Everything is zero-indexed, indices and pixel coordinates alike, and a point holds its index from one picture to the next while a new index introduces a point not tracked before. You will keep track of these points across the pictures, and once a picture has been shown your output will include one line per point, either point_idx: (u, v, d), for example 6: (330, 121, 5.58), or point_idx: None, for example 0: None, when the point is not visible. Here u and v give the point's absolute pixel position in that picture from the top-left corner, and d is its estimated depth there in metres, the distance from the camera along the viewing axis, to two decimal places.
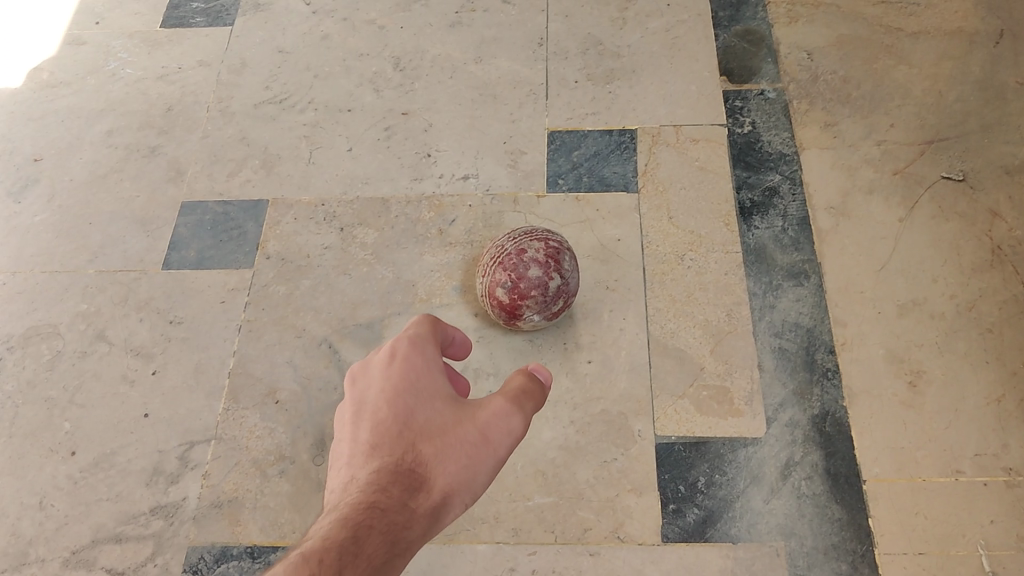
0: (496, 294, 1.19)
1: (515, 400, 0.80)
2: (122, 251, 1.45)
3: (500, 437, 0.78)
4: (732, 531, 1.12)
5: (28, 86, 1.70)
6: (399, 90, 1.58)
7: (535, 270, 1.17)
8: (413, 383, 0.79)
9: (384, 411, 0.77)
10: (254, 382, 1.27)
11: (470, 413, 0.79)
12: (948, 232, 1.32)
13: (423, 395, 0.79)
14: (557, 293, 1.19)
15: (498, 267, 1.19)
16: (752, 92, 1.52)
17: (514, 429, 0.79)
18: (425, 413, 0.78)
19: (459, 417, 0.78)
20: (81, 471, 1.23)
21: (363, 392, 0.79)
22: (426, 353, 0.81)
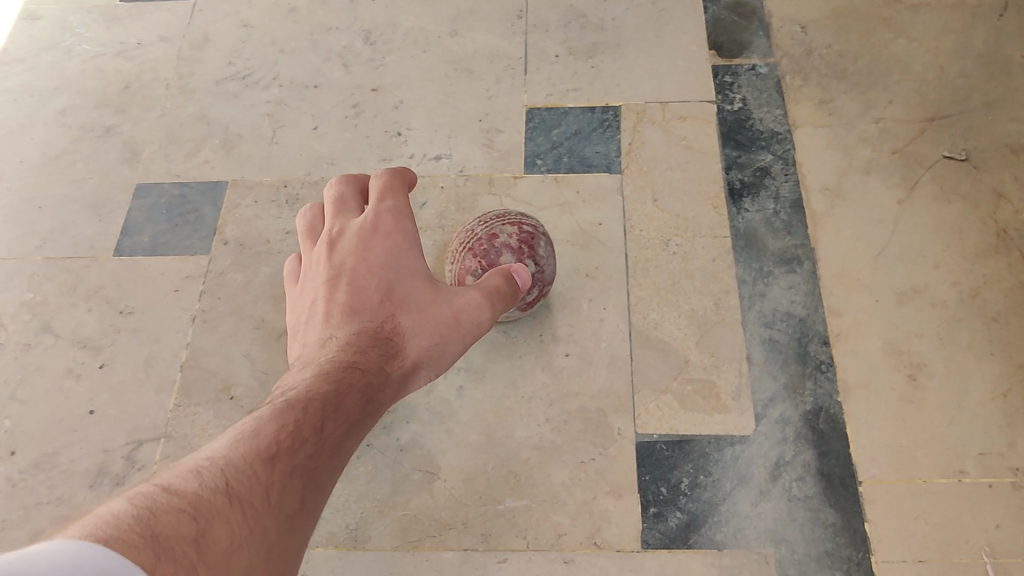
0: (464, 283, 1.09)
1: (490, 294, 0.99)
2: (72, 237, 1.36)
3: (471, 320, 0.96)
4: (717, 536, 1.04)
5: None
6: (368, 66, 1.49)
7: (507, 255, 1.08)
8: (394, 255, 0.96)
9: (365, 277, 0.95)
10: (207, 377, 1.19)
11: (447, 298, 0.96)
12: (950, 215, 1.23)
13: (405, 271, 0.96)
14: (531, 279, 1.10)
15: (467, 253, 1.09)
16: (743, 67, 1.43)
17: (485, 314, 0.98)
18: (405, 287, 0.95)
19: (437, 298, 0.96)
20: (20, 472, 1.15)
21: (345, 253, 0.97)
22: (405, 226, 0.99)
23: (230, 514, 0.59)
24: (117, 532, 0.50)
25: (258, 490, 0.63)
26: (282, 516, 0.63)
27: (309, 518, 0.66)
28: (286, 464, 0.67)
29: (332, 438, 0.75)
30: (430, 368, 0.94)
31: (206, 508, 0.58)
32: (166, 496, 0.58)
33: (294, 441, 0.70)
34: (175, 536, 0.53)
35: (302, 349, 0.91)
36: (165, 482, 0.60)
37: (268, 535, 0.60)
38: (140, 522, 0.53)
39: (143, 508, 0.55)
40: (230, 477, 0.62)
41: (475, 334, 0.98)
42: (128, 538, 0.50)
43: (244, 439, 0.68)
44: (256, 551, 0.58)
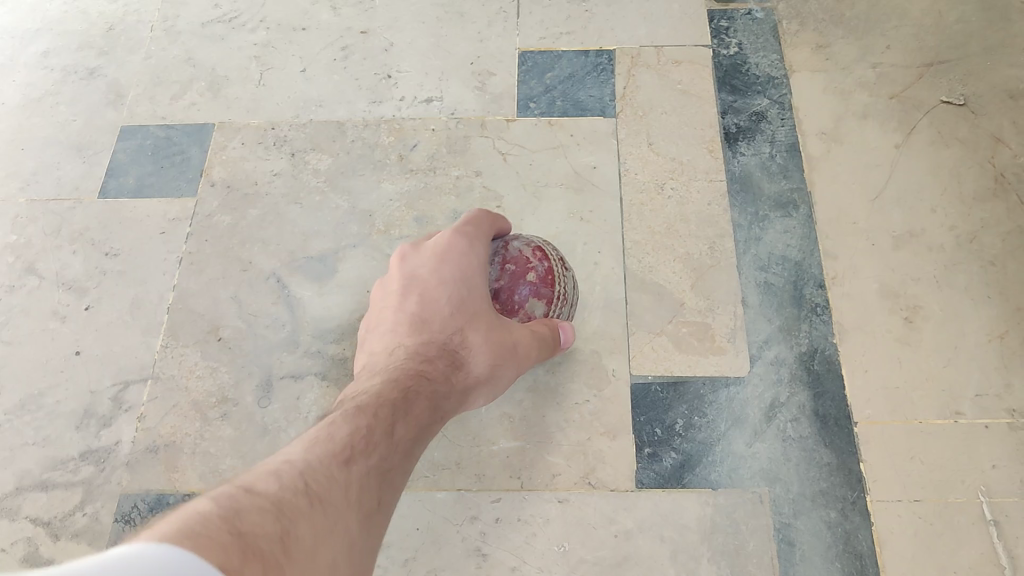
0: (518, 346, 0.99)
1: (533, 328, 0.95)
2: (56, 179, 1.33)
3: (529, 352, 0.92)
4: (711, 477, 1.04)
5: None
6: (358, 8, 1.46)
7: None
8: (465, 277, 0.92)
9: (436, 289, 0.89)
10: (195, 319, 1.17)
11: (509, 325, 0.92)
12: (947, 160, 1.22)
13: (476, 287, 0.90)
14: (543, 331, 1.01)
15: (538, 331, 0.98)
16: (739, 11, 1.41)
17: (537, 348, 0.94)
18: (475, 303, 0.89)
19: (502, 322, 0.91)
20: (5, 414, 1.13)
21: (418, 266, 0.91)
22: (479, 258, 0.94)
23: (315, 515, 0.54)
24: (205, 527, 0.45)
25: (340, 488, 0.59)
26: (364, 518, 0.59)
27: (385, 521, 0.62)
28: (362, 465, 0.63)
29: (405, 444, 0.71)
30: (480, 392, 0.90)
31: (292, 507, 0.52)
32: (247, 494, 0.52)
33: (369, 443, 0.66)
34: (265, 533, 0.48)
35: (364, 360, 0.88)
36: (245, 479, 0.55)
37: (349, 535, 0.56)
38: (227, 513, 0.49)
39: (229, 506, 0.49)
40: (312, 473, 0.57)
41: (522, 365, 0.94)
42: (217, 537, 0.45)
43: (319, 440, 0.63)
44: (340, 547, 0.54)
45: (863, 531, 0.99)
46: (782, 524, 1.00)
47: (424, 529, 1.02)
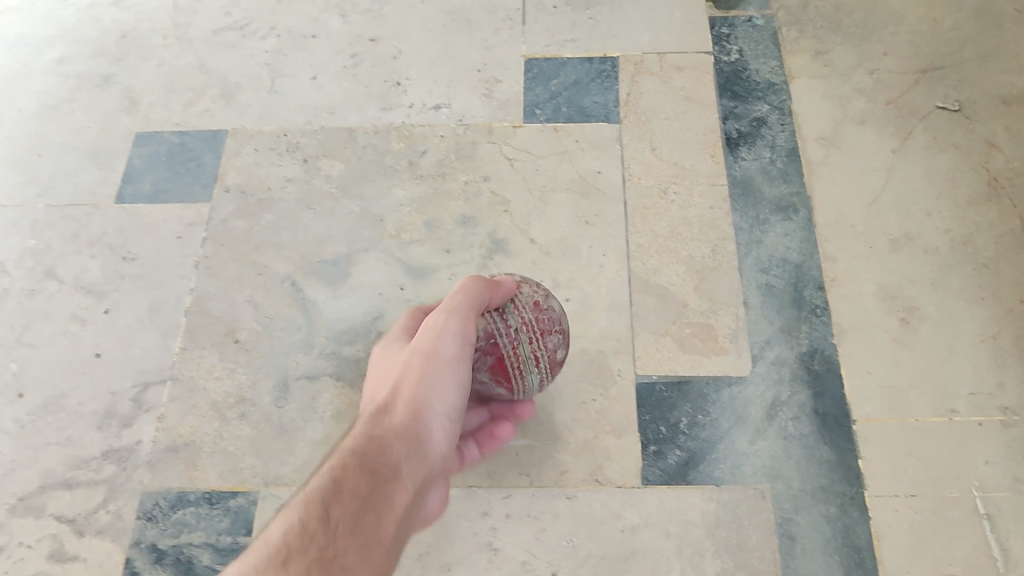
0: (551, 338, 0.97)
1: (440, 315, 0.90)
2: (73, 185, 1.36)
3: (442, 338, 0.87)
4: (715, 473, 1.07)
5: None
6: (367, 16, 1.50)
7: (508, 352, 0.91)
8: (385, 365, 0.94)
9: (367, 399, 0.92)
10: (213, 321, 1.20)
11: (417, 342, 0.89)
12: (943, 164, 1.26)
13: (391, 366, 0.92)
14: (516, 307, 0.92)
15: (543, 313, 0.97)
16: (740, 19, 1.44)
17: (455, 322, 0.88)
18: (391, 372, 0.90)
19: (410, 352, 0.89)
20: (28, 414, 1.16)
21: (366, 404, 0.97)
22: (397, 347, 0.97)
23: None
24: None
25: None
26: None
27: None
28: (298, 562, 0.66)
29: (343, 519, 0.71)
30: (439, 413, 0.86)
31: None
32: None
33: (304, 539, 0.69)
34: None
35: None
36: None
37: None
38: None
39: None
40: None
41: (460, 353, 0.88)
42: None
43: (252, 563, 0.68)
44: None
45: (861, 525, 1.03)
46: (783, 519, 1.04)
47: (437, 525, 1.06)
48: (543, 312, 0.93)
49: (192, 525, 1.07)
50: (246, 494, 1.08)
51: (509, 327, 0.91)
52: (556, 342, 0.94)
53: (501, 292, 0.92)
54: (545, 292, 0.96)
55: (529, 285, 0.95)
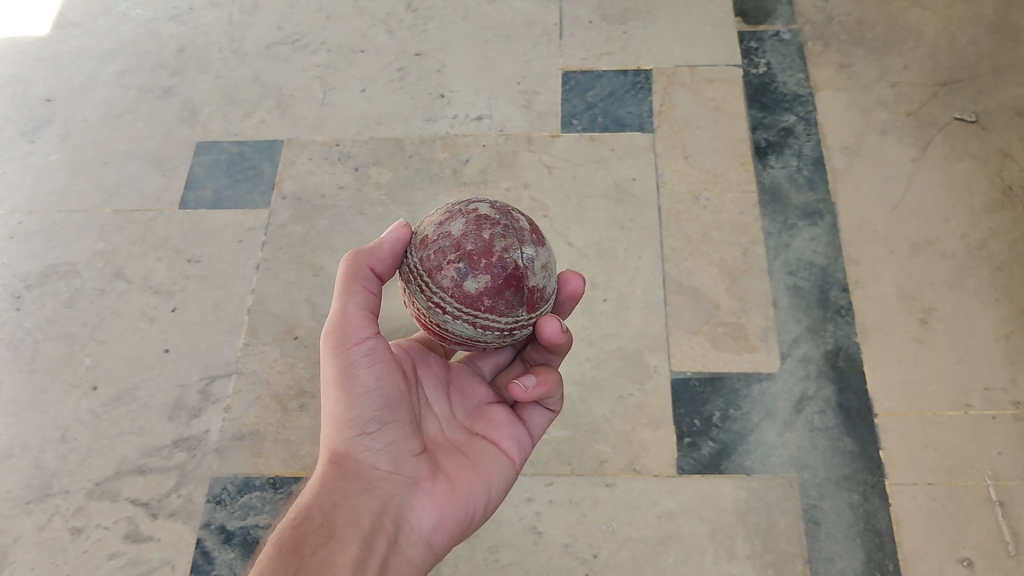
0: (471, 255, 0.77)
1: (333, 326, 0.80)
2: (138, 191, 1.45)
3: (335, 353, 0.77)
4: (745, 463, 1.14)
5: (47, 31, 1.68)
6: (411, 31, 1.58)
7: (420, 301, 0.81)
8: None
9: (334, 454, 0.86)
10: (273, 319, 1.29)
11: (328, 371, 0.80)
12: (960, 173, 1.32)
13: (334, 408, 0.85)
14: (411, 252, 0.81)
15: (463, 226, 0.79)
16: (767, 33, 1.51)
17: (332, 331, 0.77)
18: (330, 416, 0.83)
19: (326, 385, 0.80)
20: (102, 405, 1.25)
21: None
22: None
23: None
24: None
25: None
26: None
27: None
28: None
29: None
30: (361, 435, 0.77)
31: None
32: None
33: None
34: None
35: None
36: None
37: None
38: None
39: None
40: None
41: (351, 358, 0.77)
42: None
43: None
44: None
45: (882, 511, 1.10)
46: (809, 505, 1.11)
47: None
48: (433, 248, 0.78)
49: (259, 508, 1.15)
50: None
51: (413, 273, 0.81)
52: (452, 276, 0.77)
53: (384, 250, 0.80)
54: (448, 218, 0.80)
55: (437, 213, 0.82)
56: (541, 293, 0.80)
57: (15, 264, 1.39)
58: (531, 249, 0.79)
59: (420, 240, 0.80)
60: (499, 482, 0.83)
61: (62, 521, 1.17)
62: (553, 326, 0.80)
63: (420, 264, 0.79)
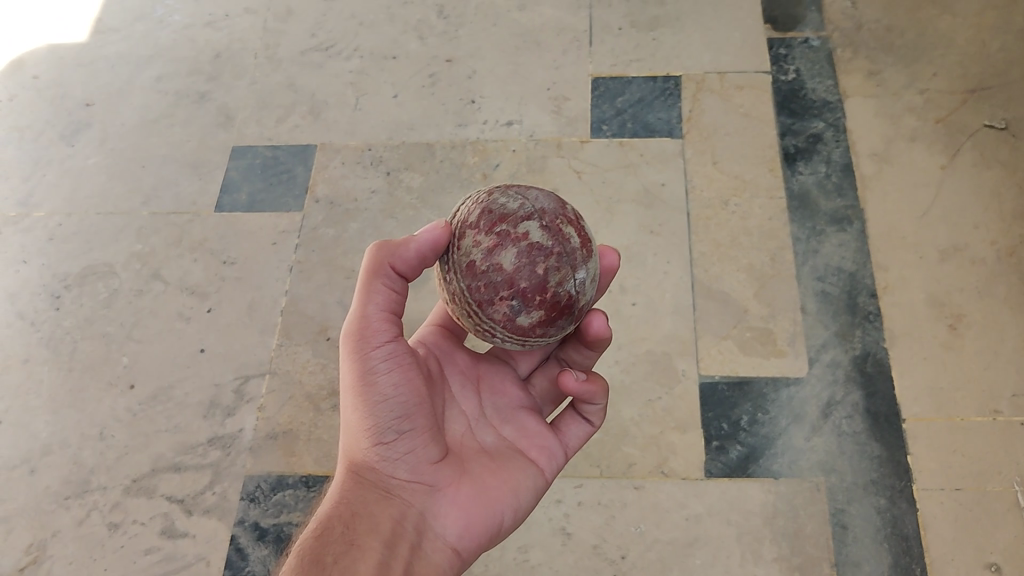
0: (527, 294, 0.75)
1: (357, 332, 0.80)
2: (175, 194, 1.48)
3: (353, 360, 0.78)
4: (773, 467, 1.15)
5: (86, 38, 1.72)
6: (443, 38, 1.60)
7: (465, 318, 0.81)
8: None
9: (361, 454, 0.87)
10: (306, 321, 1.31)
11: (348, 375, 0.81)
12: (989, 180, 1.32)
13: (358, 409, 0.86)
14: (457, 272, 0.78)
15: (515, 258, 0.75)
16: (797, 40, 1.52)
17: (351, 339, 0.78)
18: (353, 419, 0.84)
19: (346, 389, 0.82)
20: (140, 403, 1.27)
21: None
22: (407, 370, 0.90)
23: None
24: None
25: None
26: None
27: None
28: None
29: None
30: (380, 443, 0.78)
31: None
32: None
33: None
34: None
35: None
36: None
37: None
38: None
39: None
40: None
41: (371, 367, 0.77)
42: None
43: None
44: None
45: (909, 516, 1.10)
46: (836, 510, 1.11)
47: None
48: (484, 282, 0.75)
49: (292, 506, 1.17)
50: None
51: (458, 292, 0.79)
52: (505, 311, 0.76)
53: (409, 249, 0.78)
54: (495, 241, 0.76)
55: (480, 228, 0.77)
56: (588, 297, 0.81)
57: (54, 265, 1.42)
58: (582, 270, 0.78)
59: (469, 266, 0.76)
60: (527, 487, 0.83)
61: (100, 516, 1.19)
62: (601, 329, 0.81)
63: (469, 291, 0.77)
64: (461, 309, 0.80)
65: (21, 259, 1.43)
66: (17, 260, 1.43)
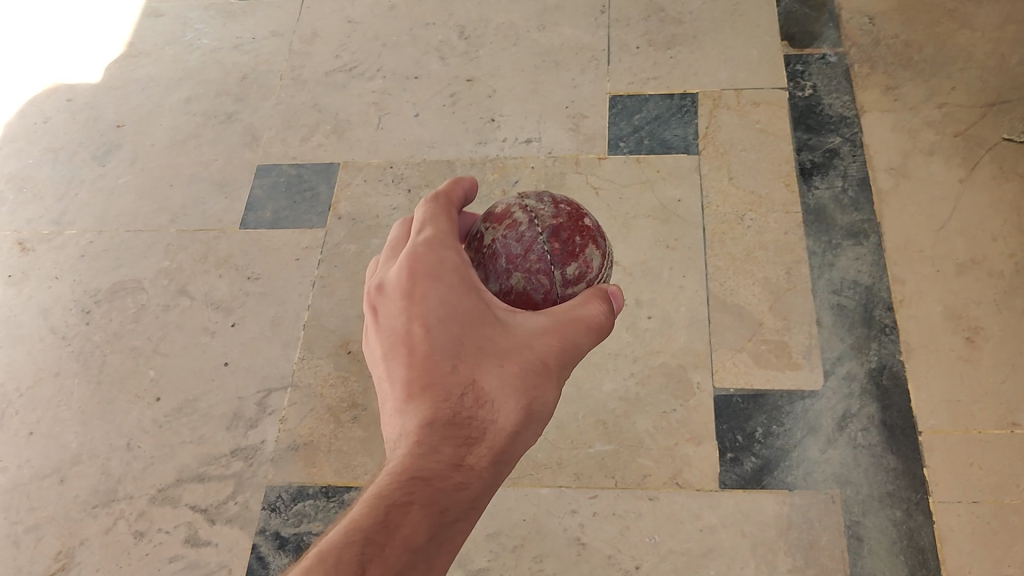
0: None
1: (560, 327, 0.78)
2: (202, 212, 1.51)
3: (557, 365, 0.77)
4: (788, 479, 1.15)
5: (113, 72, 1.75)
6: (463, 58, 1.63)
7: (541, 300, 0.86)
8: (454, 304, 0.75)
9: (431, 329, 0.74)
10: (327, 334, 1.33)
11: (525, 339, 0.77)
12: (1008, 193, 1.32)
13: (473, 316, 0.76)
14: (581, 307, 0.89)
15: None
16: (814, 56, 1.53)
17: (567, 352, 0.78)
18: (481, 335, 0.75)
19: (513, 342, 0.76)
20: (165, 415, 1.30)
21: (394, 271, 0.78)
22: (450, 257, 0.78)
23: None
24: None
25: None
26: None
27: None
28: None
29: None
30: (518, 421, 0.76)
31: None
32: None
33: None
34: None
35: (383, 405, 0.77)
36: None
37: None
38: None
39: None
40: None
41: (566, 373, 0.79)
42: None
43: None
44: None
45: (925, 528, 1.10)
46: (851, 522, 1.11)
47: (530, 521, 1.17)
48: (500, 289, 0.86)
49: (312, 516, 1.19)
50: (359, 488, 1.20)
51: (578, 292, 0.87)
52: None
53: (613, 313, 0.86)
54: None
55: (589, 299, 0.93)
56: None
57: (87, 281, 1.46)
58: None
59: (523, 304, 0.86)
60: None
61: (126, 525, 1.22)
62: None
63: (513, 280, 0.85)
64: (548, 262, 0.85)
65: (54, 275, 1.48)
66: (50, 277, 1.48)
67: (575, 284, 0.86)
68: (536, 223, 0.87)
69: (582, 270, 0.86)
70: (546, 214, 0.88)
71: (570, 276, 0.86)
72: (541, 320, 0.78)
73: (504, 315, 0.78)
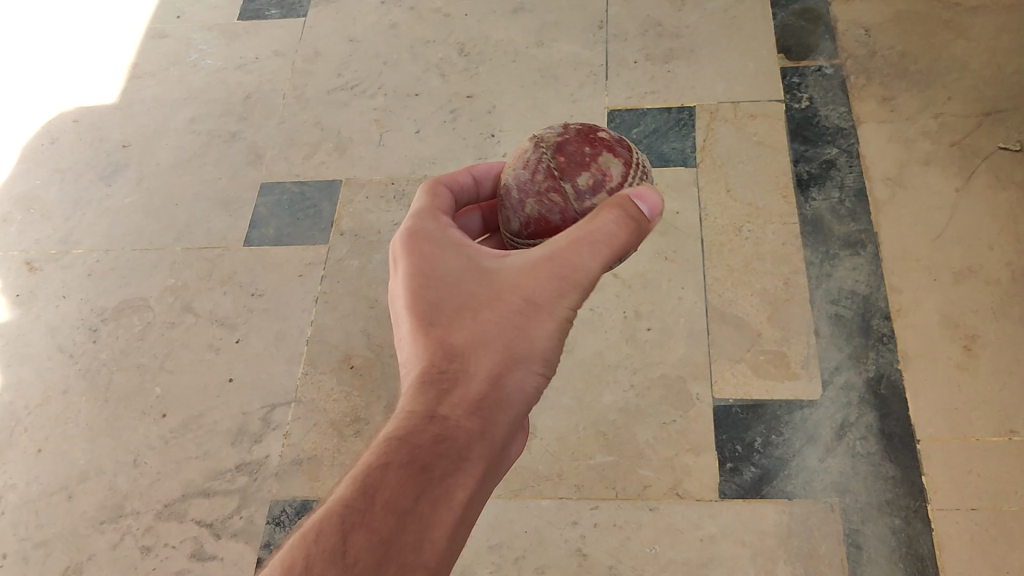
0: None
1: (547, 256, 0.72)
2: (207, 230, 1.53)
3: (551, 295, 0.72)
4: (788, 488, 1.16)
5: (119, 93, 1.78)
6: (463, 75, 1.65)
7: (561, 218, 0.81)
8: (428, 271, 0.75)
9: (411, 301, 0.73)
10: (330, 349, 1.34)
11: (512, 280, 0.73)
12: (1004, 201, 1.33)
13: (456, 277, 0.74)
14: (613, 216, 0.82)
15: None
16: (810, 68, 1.54)
17: (563, 277, 0.72)
18: (464, 292, 0.73)
19: (498, 288, 0.72)
20: (171, 431, 1.32)
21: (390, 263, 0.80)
22: (428, 230, 0.78)
23: None
24: None
25: None
26: None
27: None
28: None
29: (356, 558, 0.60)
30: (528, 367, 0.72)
31: None
32: None
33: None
34: None
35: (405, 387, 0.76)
36: None
37: None
38: None
39: None
40: None
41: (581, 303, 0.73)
42: None
43: None
44: None
45: (924, 536, 1.10)
46: (850, 531, 1.12)
47: (531, 532, 1.18)
48: (522, 223, 0.83)
49: None
50: None
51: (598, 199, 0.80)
52: None
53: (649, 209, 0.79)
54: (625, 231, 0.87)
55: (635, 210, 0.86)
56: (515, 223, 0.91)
57: (94, 299, 1.48)
58: None
59: (546, 231, 0.82)
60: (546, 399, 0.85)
61: (133, 540, 1.24)
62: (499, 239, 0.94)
63: (528, 210, 0.82)
64: (557, 179, 0.81)
65: (62, 294, 1.50)
66: (58, 296, 1.50)
67: (593, 192, 0.80)
68: (542, 144, 0.84)
69: (597, 177, 0.81)
70: (553, 135, 0.85)
71: (584, 186, 0.80)
72: (530, 255, 0.73)
73: (492, 262, 0.75)
